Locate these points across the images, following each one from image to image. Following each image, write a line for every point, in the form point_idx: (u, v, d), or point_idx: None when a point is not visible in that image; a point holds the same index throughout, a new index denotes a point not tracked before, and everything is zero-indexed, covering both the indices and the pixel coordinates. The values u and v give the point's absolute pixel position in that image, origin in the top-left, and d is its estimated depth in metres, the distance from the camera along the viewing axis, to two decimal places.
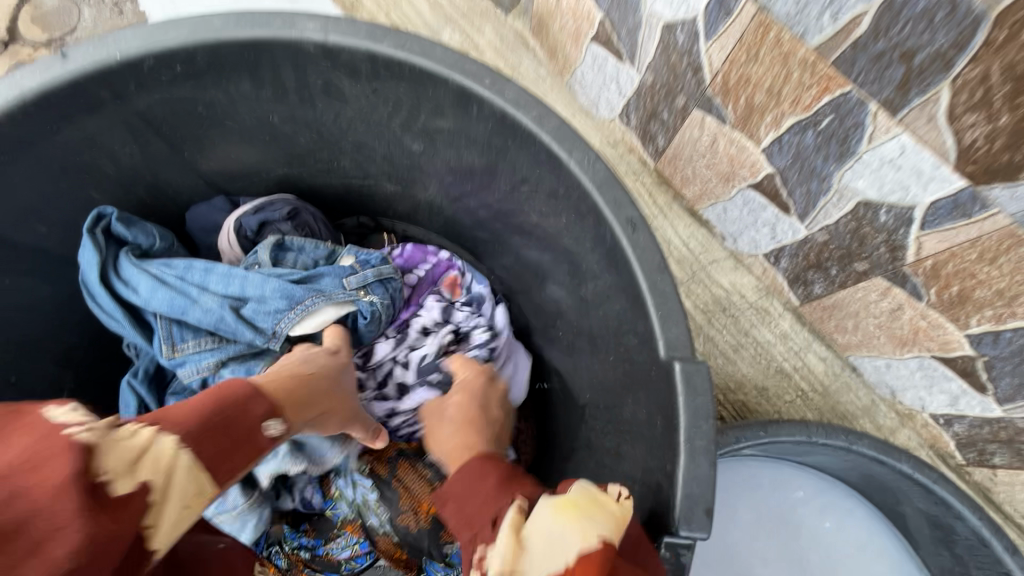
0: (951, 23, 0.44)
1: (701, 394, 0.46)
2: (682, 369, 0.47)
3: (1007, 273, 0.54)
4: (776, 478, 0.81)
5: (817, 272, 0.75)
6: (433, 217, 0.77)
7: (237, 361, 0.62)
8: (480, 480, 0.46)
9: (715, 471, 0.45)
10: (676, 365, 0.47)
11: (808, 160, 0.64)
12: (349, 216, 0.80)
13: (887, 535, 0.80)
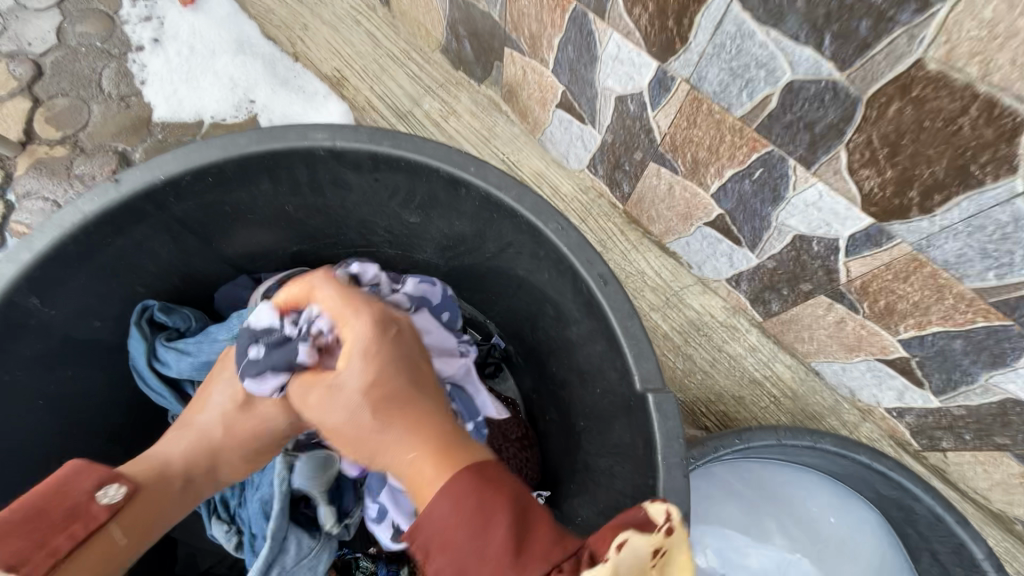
0: (837, 103, 0.55)
1: (671, 418, 0.57)
2: (655, 399, 0.57)
3: (918, 289, 0.65)
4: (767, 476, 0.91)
5: (772, 292, 0.86)
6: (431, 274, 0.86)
7: None
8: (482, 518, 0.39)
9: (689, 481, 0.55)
10: (649, 395, 0.57)
11: (748, 204, 0.75)
12: None
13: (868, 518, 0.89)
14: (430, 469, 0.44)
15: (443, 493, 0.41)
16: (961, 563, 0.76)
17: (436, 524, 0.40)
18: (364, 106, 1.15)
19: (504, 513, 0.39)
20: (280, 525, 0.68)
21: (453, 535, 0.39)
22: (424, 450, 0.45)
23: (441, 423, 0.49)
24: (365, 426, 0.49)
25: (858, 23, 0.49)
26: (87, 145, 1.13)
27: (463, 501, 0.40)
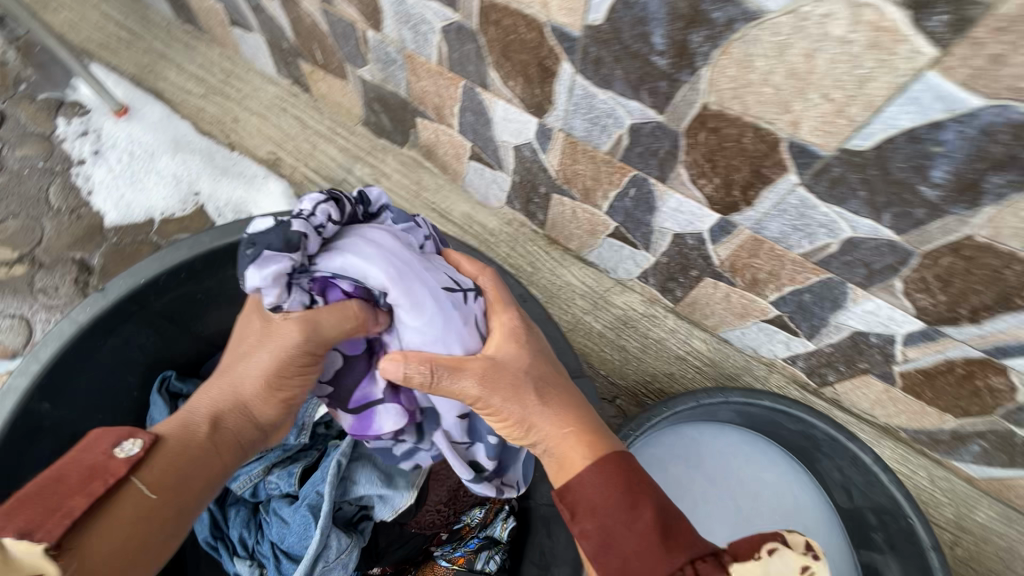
0: (666, 136, 0.73)
1: None
2: None
3: (767, 260, 0.83)
4: (700, 436, 1.09)
5: (673, 281, 1.03)
6: None
7: (280, 467, 0.86)
8: (634, 508, 0.54)
9: None
10: None
11: (633, 215, 0.92)
12: None
13: (779, 458, 1.10)
14: (582, 453, 0.60)
15: (604, 474, 0.57)
16: (857, 471, 0.93)
17: (594, 499, 0.56)
18: (303, 181, 1.28)
19: (651, 508, 0.54)
20: (327, 524, 0.76)
21: (606, 502, 0.56)
22: (576, 437, 0.62)
23: (588, 421, 0.64)
24: (530, 405, 0.63)
25: (659, 84, 0.66)
26: (45, 259, 1.20)
27: (620, 485, 0.56)
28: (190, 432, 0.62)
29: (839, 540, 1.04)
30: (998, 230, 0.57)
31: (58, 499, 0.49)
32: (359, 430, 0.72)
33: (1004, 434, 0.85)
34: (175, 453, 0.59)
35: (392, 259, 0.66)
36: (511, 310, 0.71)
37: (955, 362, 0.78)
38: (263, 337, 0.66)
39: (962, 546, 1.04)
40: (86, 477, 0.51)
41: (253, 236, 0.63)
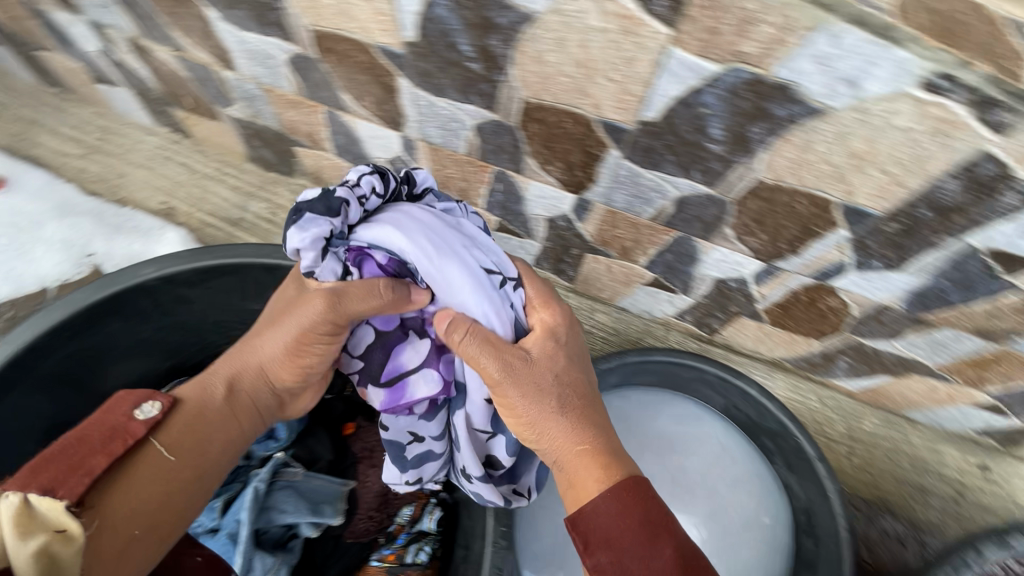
0: (506, 131, 0.79)
1: None
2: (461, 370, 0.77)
3: (626, 229, 0.91)
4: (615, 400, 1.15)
5: (563, 262, 1.11)
6: None
7: None
8: (654, 551, 0.56)
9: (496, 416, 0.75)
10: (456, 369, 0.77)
11: (507, 207, 0.99)
12: None
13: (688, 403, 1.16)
14: (597, 475, 0.61)
15: (619, 505, 0.59)
16: (750, 403, 1.03)
17: (608, 527, 0.58)
18: (201, 225, 1.29)
19: (670, 550, 0.57)
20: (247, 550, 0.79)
21: (626, 537, 0.57)
22: (597, 454, 0.63)
23: (608, 432, 0.65)
24: (546, 421, 0.65)
25: (482, 86, 0.73)
26: None
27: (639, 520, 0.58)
28: (201, 400, 0.70)
29: (771, 493, 1.09)
30: (777, 172, 0.66)
31: (85, 455, 0.57)
32: (393, 402, 0.72)
33: (857, 348, 0.96)
34: (186, 418, 0.67)
35: (425, 232, 0.65)
36: (557, 309, 0.72)
37: (798, 291, 0.88)
38: (280, 314, 0.73)
39: (857, 455, 1.15)
40: (106, 440, 0.59)
41: (299, 201, 0.61)
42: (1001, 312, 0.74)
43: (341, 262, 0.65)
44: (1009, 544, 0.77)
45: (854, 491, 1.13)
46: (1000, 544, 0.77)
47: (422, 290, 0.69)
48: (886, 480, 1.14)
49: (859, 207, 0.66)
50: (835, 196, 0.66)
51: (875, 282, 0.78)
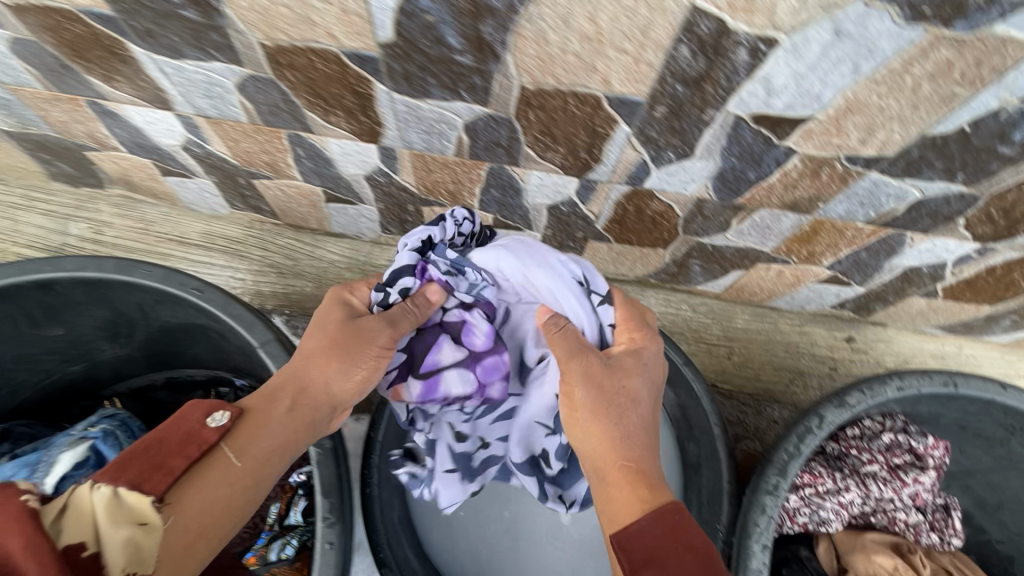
0: (268, 87, 0.73)
1: (280, 356, 0.70)
2: (265, 350, 0.71)
3: (441, 172, 0.87)
4: None
5: (408, 223, 1.06)
6: (139, 363, 0.99)
7: None
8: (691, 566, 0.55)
9: None
10: (260, 350, 0.71)
11: (323, 173, 0.93)
12: (73, 405, 1.00)
13: None
14: (637, 501, 0.61)
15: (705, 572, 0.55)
16: None
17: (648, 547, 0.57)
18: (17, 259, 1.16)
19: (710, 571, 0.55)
20: None
21: (666, 553, 0.56)
22: (647, 482, 0.63)
23: (655, 470, 0.65)
24: (596, 421, 0.66)
25: (214, 37, 0.66)
26: None
27: (687, 545, 0.56)
28: (262, 402, 0.65)
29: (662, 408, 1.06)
30: (532, 74, 0.63)
31: (162, 452, 0.55)
32: (428, 394, 0.73)
33: (701, 248, 0.97)
34: (266, 417, 0.64)
35: (525, 249, 0.74)
36: (652, 340, 0.74)
37: (621, 201, 0.87)
38: (335, 340, 0.69)
39: (737, 354, 1.17)
40: (183, 445, 0.57)
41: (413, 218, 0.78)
42: (795, 181, 0.74)
43: (413, 259, 0.73)
44: (847, 402, 0.80)
45: (740, 389, 1.16)
46: (838, 403, 0.80)
47: (432, 291, 0.72)
48: (766, 371, 1.17)
49: (623, 96, 0.64)
50: (597, 89, 0.63)
51: (680, 176, 0.78)
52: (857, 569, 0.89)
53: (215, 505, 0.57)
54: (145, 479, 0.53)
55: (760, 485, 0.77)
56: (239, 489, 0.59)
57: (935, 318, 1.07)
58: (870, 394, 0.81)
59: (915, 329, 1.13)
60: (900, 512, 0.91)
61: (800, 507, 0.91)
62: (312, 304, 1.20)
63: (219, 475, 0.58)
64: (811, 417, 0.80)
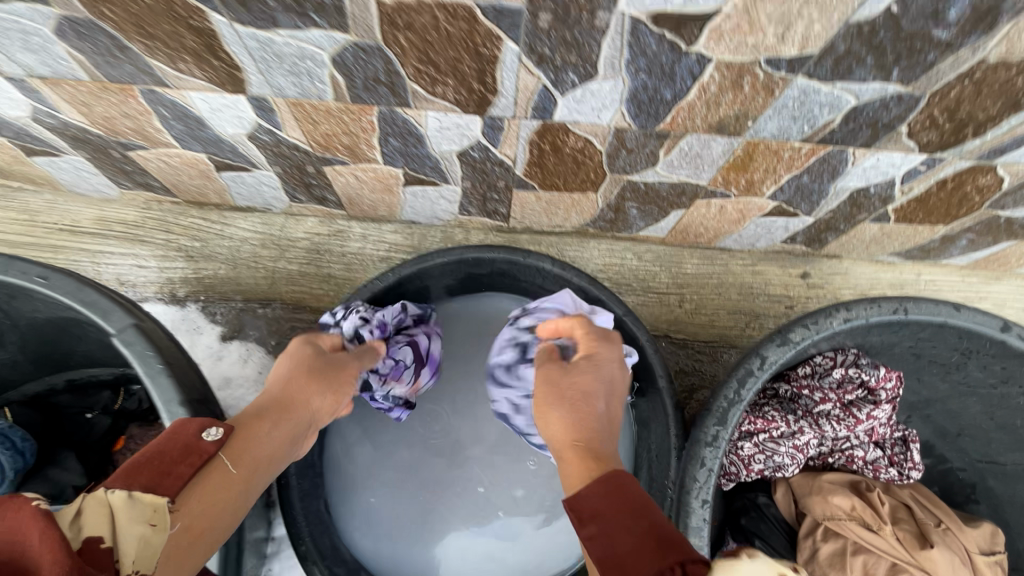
0: (91, 30, 0.62)
1: (138, 343, 0.61)
2: (121, 339, 0.61)
3: (328, 123, 0.77)
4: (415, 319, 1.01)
5: (314, 188, 0.96)
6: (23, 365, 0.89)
7: None
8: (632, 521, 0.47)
9: (174, 377, 0.60)
10: (115, 340, 0.61)
11: (200, 136, 0.82)
12: None
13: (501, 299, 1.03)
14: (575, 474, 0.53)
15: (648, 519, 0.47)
16: (551, 280, 0.93)
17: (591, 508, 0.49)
18: None
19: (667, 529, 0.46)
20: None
21: (611, 510, 0.49)
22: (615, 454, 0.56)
23: (621, 455, 0.56)
24: (557, 408, 0.58)
25: None
26: None
27: (641, 533, 0.46)
28: (250, 411, 0.60)
29: None
30: None
31: (161, 458, 0.50)
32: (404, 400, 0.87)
33: (633, 188, 0.88)
34: (256, 420, 0.59)
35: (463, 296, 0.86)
36: None
37: (535, 140, 0.77)
38: (310, 366, 0.66)
39: (689, 301, 1.10)
40: (175, 452, 0.51)
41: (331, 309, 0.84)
42: (716, 97, 0.66)
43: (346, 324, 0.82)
44: (790, 339, 0.73)
45: (696, 338, 1.10)
46: (780, 342, 0.73)
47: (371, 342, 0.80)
48: (720, 316, 1.10)
49: (498, 3, 0.54)
50: None
51: (590, 102, 0.68)
52: (815, 513, 0.85)
53: (215, 510, 0.51)
54: (154, 485, 0.48)
55: (698, 437, 0.71)
56: (237, 497, 0.53)
57: (889, 244, 1.01)
58: (815, 328, 0.74)
59: (872, 258, 1.07)
60: (858, 449, 0.87)
61: (754, 454, 0.86)
62: (229, 286, 1.10)
63: (220, 481, 0.52)
64: (751, 359, 0.73)
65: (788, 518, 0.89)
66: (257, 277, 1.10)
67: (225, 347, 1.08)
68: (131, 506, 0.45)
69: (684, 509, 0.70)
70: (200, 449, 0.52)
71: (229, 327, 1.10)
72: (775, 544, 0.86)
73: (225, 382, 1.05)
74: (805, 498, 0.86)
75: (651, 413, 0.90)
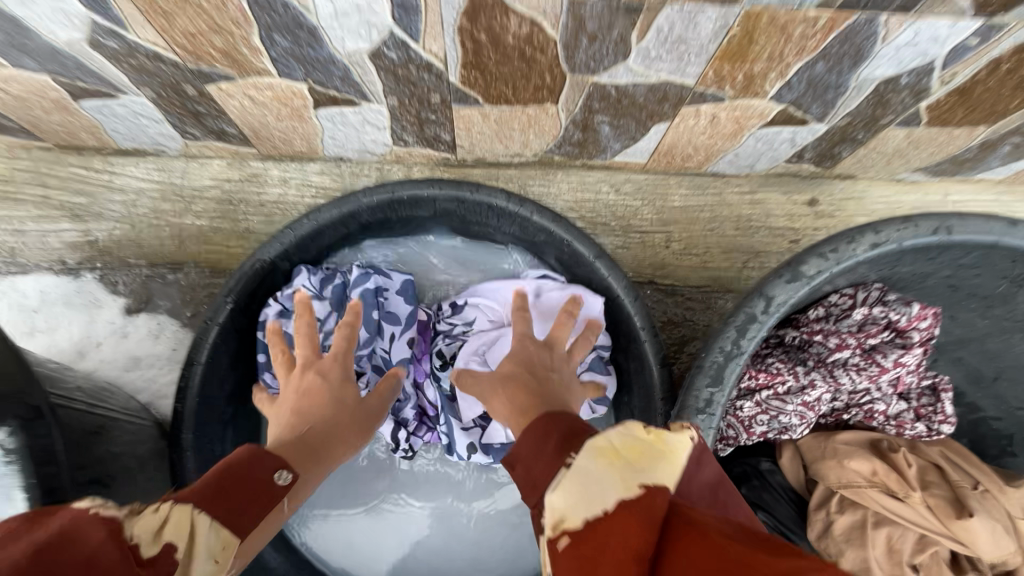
0: None
1: None
2: None
3: (183, 16, 0.57)
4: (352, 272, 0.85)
5: (205, 116, 0.76)
6: None
7: None
8: (546, 441, 0.45)
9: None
10: None
11: (27, 47, 0.63)
12: None
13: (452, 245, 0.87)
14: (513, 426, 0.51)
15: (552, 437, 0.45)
16: (508, 222, 0.78)
17: (515, 454, 0.46)
18: None
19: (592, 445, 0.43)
20: None
21: (529, 451, 0.45)
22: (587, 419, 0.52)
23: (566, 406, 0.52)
24: (496, 391, 0.56)
25: None
26: None
27: (549, 451, 0.44)
28: (310, 443, 0.52)
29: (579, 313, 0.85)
30: None
31: (233, 485, 0.42)
32: None
33: (602, 95, 0.70)
34: (318, 450, 0.52)
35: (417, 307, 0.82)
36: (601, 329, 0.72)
37: (466, 28, 0.58)
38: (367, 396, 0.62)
39: (678, 240, 0.93)
40: (242, 482, 0.43)
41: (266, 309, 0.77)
42: None
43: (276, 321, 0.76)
44: (802, 274, 0.57)
45: (686, 282, 0.94)
46: (791, 278, 0.57)
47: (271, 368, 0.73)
48: (714, 257, 0.94)
49: None
50: None
51: None
52: (829, 481, 0.71)
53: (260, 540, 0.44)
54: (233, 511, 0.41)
55: (686, 404, 0.55)
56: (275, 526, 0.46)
57: (915, 157, 0.84)
58: (834, 258, 0.58)
59: (891, 177, 0.90)
60: (878, 403, 0.73)
61: (757, 415, 0.73)
62: (129, 249, 0.92)
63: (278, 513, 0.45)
64: (753, 300, 0.57)
65: (795, 485, 0.75)
66: (161, 237, 0.92)
67: (131, 321, 0.91)
68: (209, 535, 0.38)
69: None
70: (273, 490, 0.44)
71: (135, 298, 0.92)
72: (778, 514, 0.73)
73: (132, 363, 0.89)
74: (816, 463, 0.73)
75: (633, 372, 0.75)
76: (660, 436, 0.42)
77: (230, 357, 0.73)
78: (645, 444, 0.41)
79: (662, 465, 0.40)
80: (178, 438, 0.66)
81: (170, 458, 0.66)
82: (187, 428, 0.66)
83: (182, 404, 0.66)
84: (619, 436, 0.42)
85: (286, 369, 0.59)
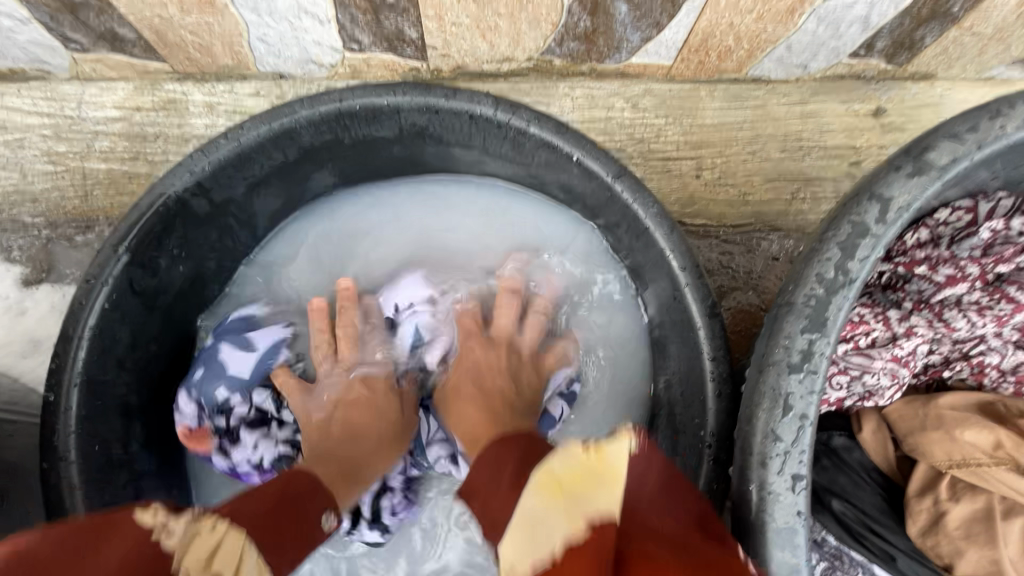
0: None
1: None
2: None
3: None
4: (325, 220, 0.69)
5: (83, 9, 0.56)
6: None
7: None
8: (504, 454, 0.42)
9: None
10: None
11: None
12: None
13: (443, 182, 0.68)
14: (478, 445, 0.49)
15: (485, 455, 0.43)
16: (499, 142, 0.58)
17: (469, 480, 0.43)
18: None
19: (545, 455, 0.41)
20: None
21: (482, 471, 0.42)
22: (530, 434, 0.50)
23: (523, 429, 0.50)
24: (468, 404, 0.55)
25: None
26: None
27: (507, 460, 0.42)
28: (355, 467, 0.54)
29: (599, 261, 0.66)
30: None
31: (276, 523, 0.41)
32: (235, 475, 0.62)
33: None
34: (358, 478, 0.54)
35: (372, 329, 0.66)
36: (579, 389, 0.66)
37: None
38: (396, 422, 0.60)
39: (710, 167, 0.74)
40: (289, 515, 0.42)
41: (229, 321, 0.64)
42: None
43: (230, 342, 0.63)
44: (930, 165, 0.39)
45: (725, 220, 0.75)
46: (914, 171, 0.39)
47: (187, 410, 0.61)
48: (756, 187, 0.74)
49: None
50: None
51: None
52: (933, 460, 0.53)
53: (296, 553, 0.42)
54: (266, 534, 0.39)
55: (771, 356, 0.38)
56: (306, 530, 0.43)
57: (1018, 41, 0.65)
58: (973, 141, 0.40)
59: (979, 74, 0.71)
60: (992, 354, 0.55)
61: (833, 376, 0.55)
62: (19, 204, 0.72)
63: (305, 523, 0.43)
64: (861, 204, 0.39)
65: (881, 465, 0.57)
66: (59, 186, 0.72)
67: (29, 295, 0.72)
68: (254, 569, 0.37)
69: (751, 491, 0.37)
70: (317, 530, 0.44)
71: (34, 267, 0.72)
72: (862, 504, 0.56)
73: (31, 347, 0.70)
74: (914, 436, 0.55)
75: (670, 330, 0.57)
76: (596, 452, 0.37)
77: (129, 332, 0.55)
78: (585, 466, 0.36)
79: (602, 491, 0.34)
80: (51, 443, 0.49)
81: (42, 469, 0.49)
82: (63, 427, 0.49)
83: (56, 396, 0.49)
84: (556, 467, 0.37)
85: (331, 363, 0.63)
